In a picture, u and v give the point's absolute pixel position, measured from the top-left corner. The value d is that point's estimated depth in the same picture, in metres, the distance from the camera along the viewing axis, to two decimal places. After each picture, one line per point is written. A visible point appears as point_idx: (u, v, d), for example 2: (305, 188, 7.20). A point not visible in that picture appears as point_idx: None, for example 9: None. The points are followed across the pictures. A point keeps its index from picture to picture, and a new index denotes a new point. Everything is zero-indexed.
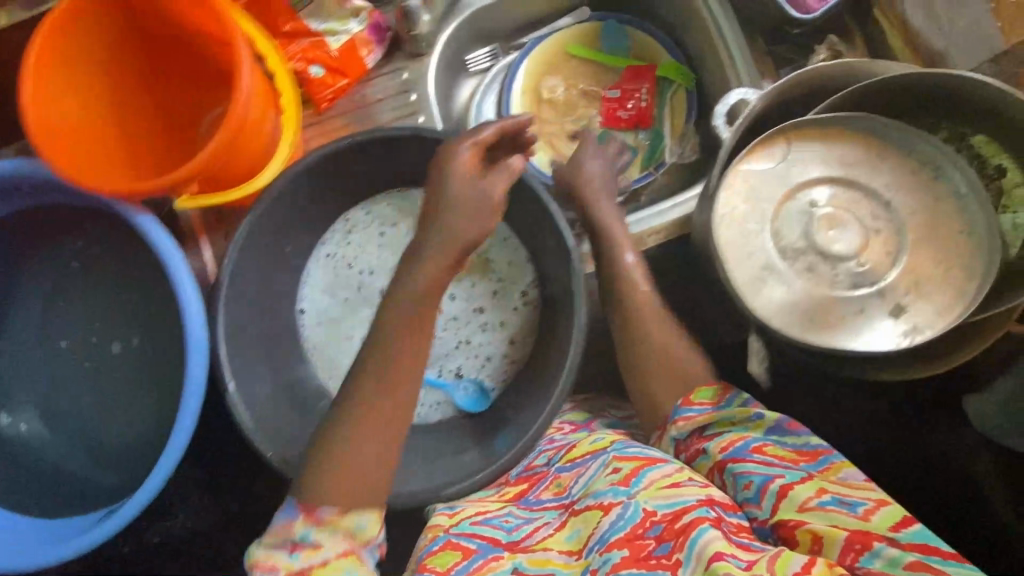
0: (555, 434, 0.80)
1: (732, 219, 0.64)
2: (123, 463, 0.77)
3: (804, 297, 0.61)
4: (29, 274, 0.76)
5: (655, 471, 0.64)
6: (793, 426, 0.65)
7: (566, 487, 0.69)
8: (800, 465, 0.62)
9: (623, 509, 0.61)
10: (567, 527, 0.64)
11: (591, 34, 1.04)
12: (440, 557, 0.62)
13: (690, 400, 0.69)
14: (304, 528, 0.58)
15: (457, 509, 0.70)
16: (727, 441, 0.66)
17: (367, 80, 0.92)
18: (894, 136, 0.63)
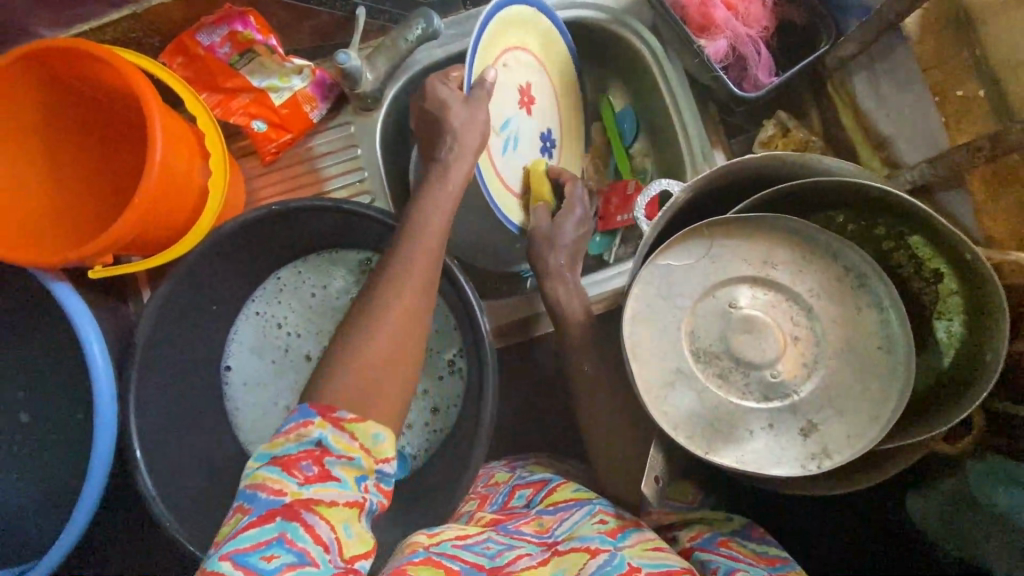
0: (520, 476, 0.80)
1: (641, 320, 0.61)
2: (44, 519, 0.77)
3: (707, 408, 0.59)
4: None
5: (639, 534, 0.65)
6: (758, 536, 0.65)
7: (548, 527, 0.67)
8: (762, 565, 0.61)
9: (609, 558, 0.60)
10: (551, 565, 0.60)
11: (521, 23, 0.77)
12: (424, 569, 0.54)
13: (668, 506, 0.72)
14: (318, 433, 0.47)
15: (437, 531, 0.64)
16: (695, 534, 0.66)
17: (313, 134, 0.90)
18: (820, 238, 0.61)
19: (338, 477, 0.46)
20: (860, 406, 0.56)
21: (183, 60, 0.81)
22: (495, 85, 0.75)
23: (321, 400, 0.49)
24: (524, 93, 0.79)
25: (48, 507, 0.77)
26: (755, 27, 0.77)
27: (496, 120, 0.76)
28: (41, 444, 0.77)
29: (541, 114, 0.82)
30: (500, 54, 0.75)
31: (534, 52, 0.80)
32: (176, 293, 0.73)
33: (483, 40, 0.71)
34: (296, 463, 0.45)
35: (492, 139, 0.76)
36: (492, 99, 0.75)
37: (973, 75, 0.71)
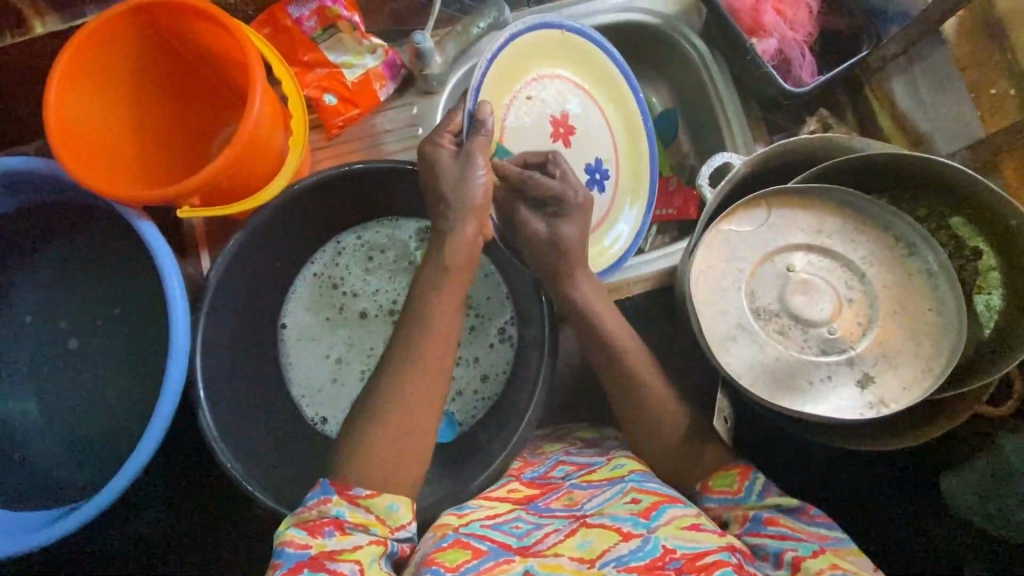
0: (570, 450, 0.77)
1: (706, 278, 0.65)
2: (98, 461, 0.78)
3: (768, 360, 0.63)
4: (40, 265, 0.79)
5: (676, 508, 0.59)
6: (808, 510, 0.61)
7: (578, 500, 0.64)
8: (814, 540, 0.57)
9: (644, 542, 0.56)
10: (579, 535, 0.58)
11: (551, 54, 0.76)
12: (451, 553, 0.55)
13: (710, 486, 0.65)
14: (336, 509, 0.56)
15: (466, 511, 0.64)
16: (743, 513, 0.61)
17: (379, 113, 0.93)
18: (871, 212, 0.66)
19: (356, 533, 0.55)
20: (912, 358, 0.62)
21: (268, 31, 0.87)
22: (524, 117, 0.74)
23: (340, 479, 0.59)
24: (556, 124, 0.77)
25: (102, 450, 0.78)
26: (800, 32, 0.84)
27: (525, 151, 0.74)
28: (101, 386, 0.79)
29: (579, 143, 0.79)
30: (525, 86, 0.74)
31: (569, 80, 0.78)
32: (250, 242, 0.77)
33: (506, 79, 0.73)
34: (319, 532, 0.54)
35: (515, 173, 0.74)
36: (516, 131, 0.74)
37: (1002, 73, 0.79)
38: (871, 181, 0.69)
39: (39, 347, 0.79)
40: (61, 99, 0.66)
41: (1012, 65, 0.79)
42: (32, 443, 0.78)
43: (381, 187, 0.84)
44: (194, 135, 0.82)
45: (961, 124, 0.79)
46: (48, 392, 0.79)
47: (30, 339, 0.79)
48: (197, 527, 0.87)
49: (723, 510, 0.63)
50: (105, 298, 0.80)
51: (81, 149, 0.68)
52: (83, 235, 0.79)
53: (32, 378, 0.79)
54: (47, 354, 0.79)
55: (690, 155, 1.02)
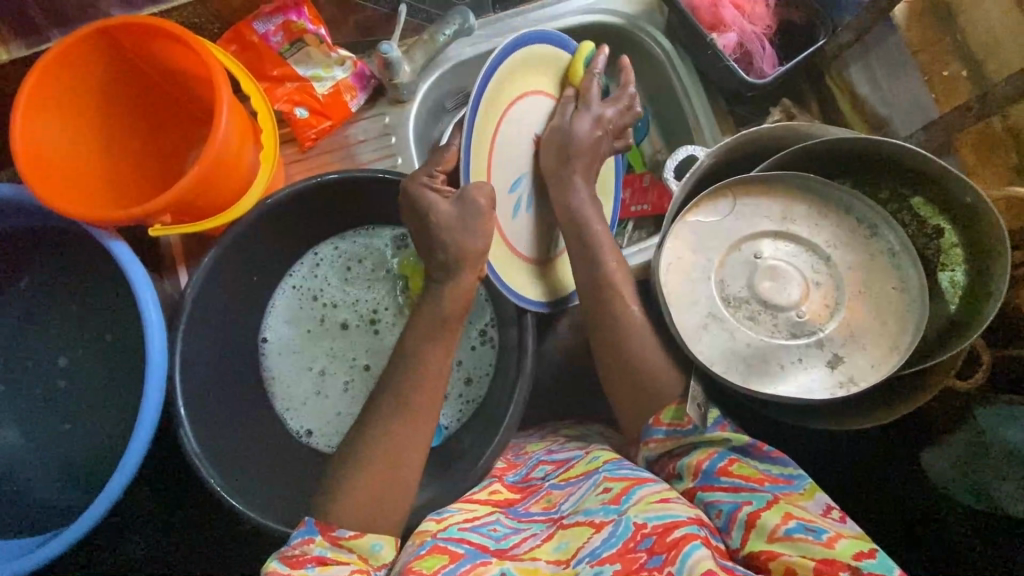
0: (552, 447, 0.78)
1: (675, 268, 0.66)
2: (82, 483, 0.77)
3: (739, 346, 0.64)
4: (15, 291, 0.79)
5: (646, 488, 0.59)
6: (761, 449, 0.60)
7: (556, 502, 0.65)
8: (767, 487, 0.57)
9: (615, 526, 0.56)
10: (556, 539, 0.59)
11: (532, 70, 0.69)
12: (428, 559, 0.55)
13: (660, 421, 0.63)
14: (318, 549, 0.56)
15: (445, 515, 0.64)
16: (696, 461, 0.60)
17: (351, 124, 0.94)
18: (834, 196, 0.68)
19: (336, 565, 0.55)
20: (880, 336, 0.64)
21: (236, 47, 0.88)
22: (507, 140, 0.67)
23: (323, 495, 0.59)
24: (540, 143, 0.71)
25: (84, 472, 0.78)
26: (759, 25, 0.86)
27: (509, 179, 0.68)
28: (81, 408, 0.78)
29: None
30: (510, 107, 0.67)
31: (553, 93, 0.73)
32: (225, 258, 0.77)
33: (492, 104, 0.64)
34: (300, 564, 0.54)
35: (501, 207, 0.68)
36: (501, 156, 0.67)
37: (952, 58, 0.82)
38: (833, 166, 0.71)
39: (18, 371, 0.79)
40: (27, 125, 0.66)
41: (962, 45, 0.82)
42: (14, 468, 0.78)
43: (355, 197, 0.85)
44: (167, 154, 0.83)
45: (918, 108, 0.81)
46: (27, 417, 0.78)
47: (7, 364, 0.79)
48: (185, 547, 0.86)
49: (677, 450, 0.62)
50: (80, 321, 0.79)
51: (49, 174, 0.68)
52: (57, 259, 0.79)
53: (11, 404, 0.78)
54: (26, 378, 0.79)
55: (662, 151, 1.04)
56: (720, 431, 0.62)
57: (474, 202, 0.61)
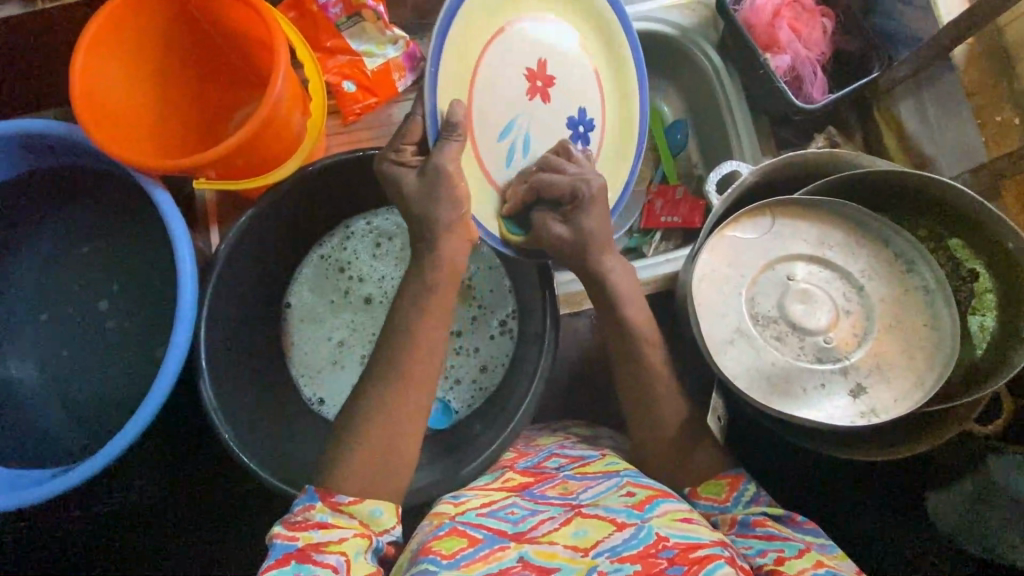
0: (565, 444, 0.78)
1: (708, 280, 0.67)
2: (96, 426, 0.79)
3: (768, 362, 0.64)
4: (52, 231, 0.81)
5: (670, 503, 0.61)
6: (796, 519, 0.63)
7: (574, 490, 0.66)
8: (798, 540, 0.59)
9: (637, 529, 0.57)
10: (574, 524, 0.60)
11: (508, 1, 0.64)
12: (446, 541, 0.57)
13: (697, 492, 0.66)
14: (321, 514, 0.57)
15: (463, 500, 0.66)
16: (732, 517, 0.63)
17: (395, 103, 0.95)
18: (871, 228, 0.68)
19: (336, 533, 0.56)
20: (906, 372, 0.64)
21: (296, 15, 0.89)
22: (489, 83, 0.63)
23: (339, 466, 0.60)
24: (535, 79, 0.66)
25: (98, 415, 0.79)
26: (814, 51, 0.86)
27: (494, 128, 0.64)
28: (102, 352, 0.80)
29: (561, 95, 0.69)
30: (484, 49, 0.63)
31: (550, 21, 0.67)
32: (261, 220, 0.78)
33: (463, 46, 0.61)
34: (305, 529, 0.56)
35: (489, 155, 0.65)
36: (483, 100, 0.63)
37: (1005, 103, 0.81)
38: (874, 197, 0.71)
39: (47, 310, 0.80)
40: (86, 66, 0.67)
41: (1016, 93, 0.81)
42: (36, 398, 0.79)
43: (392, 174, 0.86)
44: (215, 112, 0.84)
45: (965, 151, 0.81)
46: (54, 351, 0.80)
47: (37, 303, 0.80)
48: (196, 493, 0.88)
49: (717, 509, 0.65)
50: (112, 267, 0.81)
51: (103, 116, 0.70)
52: (99, 203, 0.81)
53: (43, 337, 0.80)
54: (53, 317, 0.80)
55: (698, 165, 1.07)
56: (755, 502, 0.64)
57: (440, 167, 0.59)
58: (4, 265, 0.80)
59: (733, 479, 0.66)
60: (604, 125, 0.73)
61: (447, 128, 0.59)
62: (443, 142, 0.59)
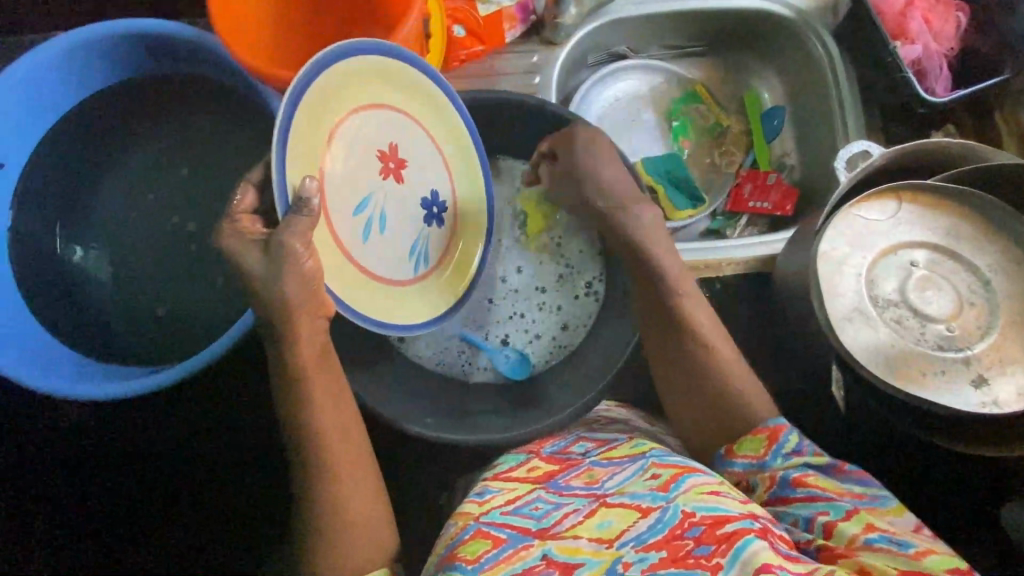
0: (591, 429, 0.76)
1: (831, 256, 0.66)
2: (191, 331, 0.83)
3: (889, 344, 0.63)
4: (171, 143, 0.85)
5: (695, 478, 0.58)
6: (842, 468, 0.59)
7: (598, 478, 0.64)
8: (846, 499, 0.57)
9: (662, 513, 0.55)
10: (598, 516, 0.58)
11: (357, 81, 0.63)
12: (472, 544, 0.56)
13: (734, 451, 0.64)
14: None
15: (487, 497, 0.64)
16: (771, 477, 0.61)
17: (498, 54, 0.97)
18: (1003, 223, 0.67)
19: None
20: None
21: None
22: (341, 160, 0.62)
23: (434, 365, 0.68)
24: (385, 159, 0.68)
25: (198, 320, 0.83)
26: (943, 45, 0.86)
27: (348, 205, 0.63)
28: (213, 261, 0.85)
29: (411, 175, 0.71)
30: (335, 128, 0.61)
31: (406, 111, 0.69)
32: None
33: (308, 121, 0.58)
34: None
35: (346, 232, 0.64)
36: (337, 179, 0.62)
37: None
38: (1006, 193, 0.70)
39: (161, 217, 0.85)
40: None
41: None
42: (145, 301, 0.84)
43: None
44: None
45: None
46: (166, 255, 0.85)
47: (153, 211, 0.85)
48: (250, 427, 0.98)
49: (757, 472, 0.62)
50: (226, 184, 0.85)
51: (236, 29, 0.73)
52: (221, 118, 0.85)
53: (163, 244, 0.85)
54: (167, 225, 0.85)
55: (792, 154, 1.06)
56: (798, 454, 0.61)
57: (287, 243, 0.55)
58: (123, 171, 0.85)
59: (771, 432, 0.63)
60: (455, 206, 0.78)
61: (299, 203, 0.55)
62: (293, 218, 0.55)
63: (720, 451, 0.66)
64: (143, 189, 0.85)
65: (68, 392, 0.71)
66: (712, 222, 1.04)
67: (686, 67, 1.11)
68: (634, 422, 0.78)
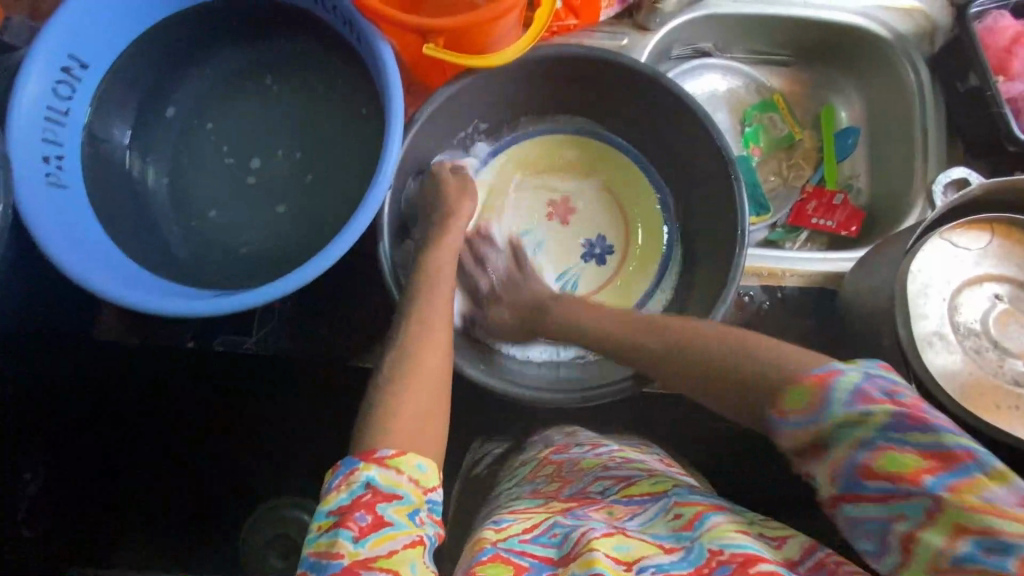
0: (608, 463, 0.74)
1: (919, 279, 0.66)
2: (252, 261, 0.84)
3: (967, 372, 0.65)
4: (261, 74, 0.87)
5: (718, 516, 0.58)
6: (919, 420, 0.45)
7: (619, 515, 0.63)
8: (924, 488, 0.45)
9: (687, 552, 0.56)
10: (615, 538, 0.57)
11: (568, 151, 0.97)
12: (493, 567, 0.56)
13: (785, 409, 0.51)
14: (365, 475, 0.53)
15: (505, 526, 0.64)
16: (835, 465, 0.49)
17: (589, 32, 0.97)
18: None
19: (390, 521, 0.52)
20: None
21: None
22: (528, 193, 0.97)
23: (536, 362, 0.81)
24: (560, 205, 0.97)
25: (260, 251, 0.84)
26: None
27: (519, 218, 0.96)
28: (288, 196, 0.85)
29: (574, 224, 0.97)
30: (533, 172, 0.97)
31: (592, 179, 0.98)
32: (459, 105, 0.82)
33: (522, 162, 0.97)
34: (359, 512, 0.52)
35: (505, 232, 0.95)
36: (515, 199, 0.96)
37: None
38: None
39: (238, 143, 0.86)
40: None
41: None
42: (209, 225, 0.85)
43: (584, 80, 0.87)
44: None
45: None
46: (240, 183, 0.86)
47: (235, 140, 0.87)
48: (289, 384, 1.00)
49: (818, 441, 0.50)
50: (308, 121, 0.86)
51: None
52: (312, 55, 0.85)
53: (239, 171, 0.86)
54: (245, 155, 0.86)
55: (861, 176, 1.05)
56: (857, 401, 0.47)
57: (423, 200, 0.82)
58: (214, 97, 0.87)
59: (824, 374, 0.50)
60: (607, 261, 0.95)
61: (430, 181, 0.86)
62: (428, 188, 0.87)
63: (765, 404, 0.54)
64: (227, 116, 0.87)
65: (149, 305, 0.71)
66: (772, 232, 1.04)
67: (767, 75, 1.09)
68: (652, 464, 0.75)
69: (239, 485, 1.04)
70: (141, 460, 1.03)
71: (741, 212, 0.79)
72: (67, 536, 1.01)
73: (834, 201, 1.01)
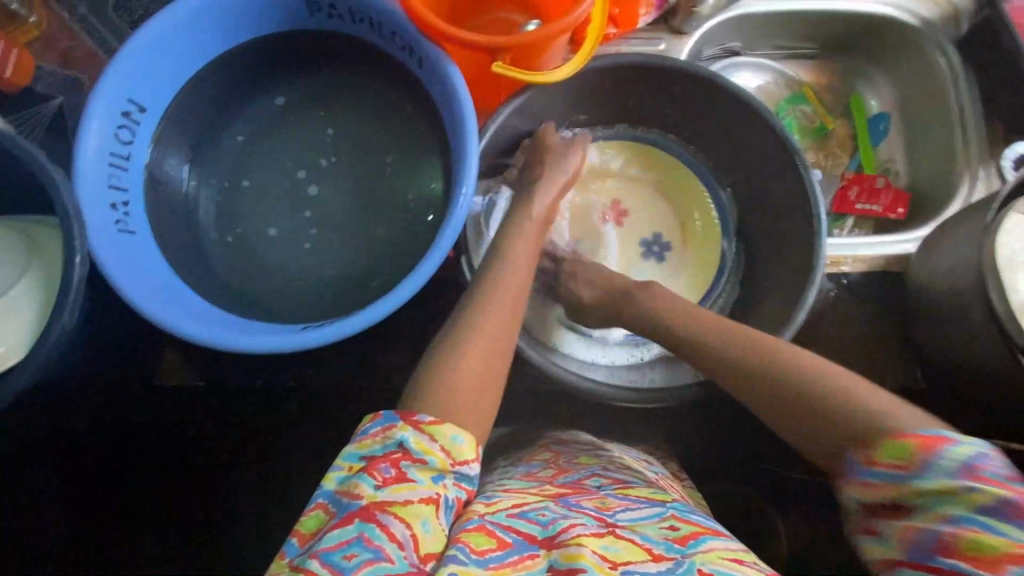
0: (608, 467, 0.73)
1: (1004, 253, 0.68)
2: (323, 292, 0.83)
3: None
4: (317, 104, 0.87)
5: (717, 541, 0.56)
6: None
7: (610, 507, 0.62)
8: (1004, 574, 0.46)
9: (676, 565, 0.53)
10: (605, 539, 0.56)
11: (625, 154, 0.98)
12: (476, 536, 0.54)
13: (873, 461, 0.54)
14: (401, 435, 0.55)
15: (494, 500, 0.61)
16: (909, 527, 0.51)
17: (627, 39, 0.98)
18: None
19: (411, 477, 0.54)
20: None
21: None
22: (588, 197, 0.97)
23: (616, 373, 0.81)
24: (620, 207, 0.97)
25: (331, 281, 0.83)
26: None
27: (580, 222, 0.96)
28: (352, 223, 0.85)
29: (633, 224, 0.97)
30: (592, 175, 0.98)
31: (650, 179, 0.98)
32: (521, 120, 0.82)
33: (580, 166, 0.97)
34: (384, 464, 0.54)
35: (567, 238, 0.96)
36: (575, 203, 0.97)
37: None
38: None
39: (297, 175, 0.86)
40: None
41: None
42: (274, 258, 0.84)
43: (634, 87, 0.89)
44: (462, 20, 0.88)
45: None
46: (302, 214, 0.85)
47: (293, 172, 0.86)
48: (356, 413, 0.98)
49: (896, 499, 0.52)
50: (366, 147, 0.86)
51: None
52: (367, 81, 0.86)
53: (300, 202, 0.85)
54: (305, 186, 0.86)
55: (898, 161, 1.08)
56: (963, 479, 0.50)
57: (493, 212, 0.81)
58: (269, 130, 0.87)
59: (925, 442, 0.52)
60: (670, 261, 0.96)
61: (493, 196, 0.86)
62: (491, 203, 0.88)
63: (847, 455, 0.57)
64: (284, 149, 0.86)
65: (234, 345, 0.70)
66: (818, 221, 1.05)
67: (796, 68, 1.12)
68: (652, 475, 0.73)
69: (247, 491, 1.03)
70: (149, 461, 1.02)
71: (812, 203, 0.80)
72: (72, 537, 1.00)
73: (875, 184, 1.03)
